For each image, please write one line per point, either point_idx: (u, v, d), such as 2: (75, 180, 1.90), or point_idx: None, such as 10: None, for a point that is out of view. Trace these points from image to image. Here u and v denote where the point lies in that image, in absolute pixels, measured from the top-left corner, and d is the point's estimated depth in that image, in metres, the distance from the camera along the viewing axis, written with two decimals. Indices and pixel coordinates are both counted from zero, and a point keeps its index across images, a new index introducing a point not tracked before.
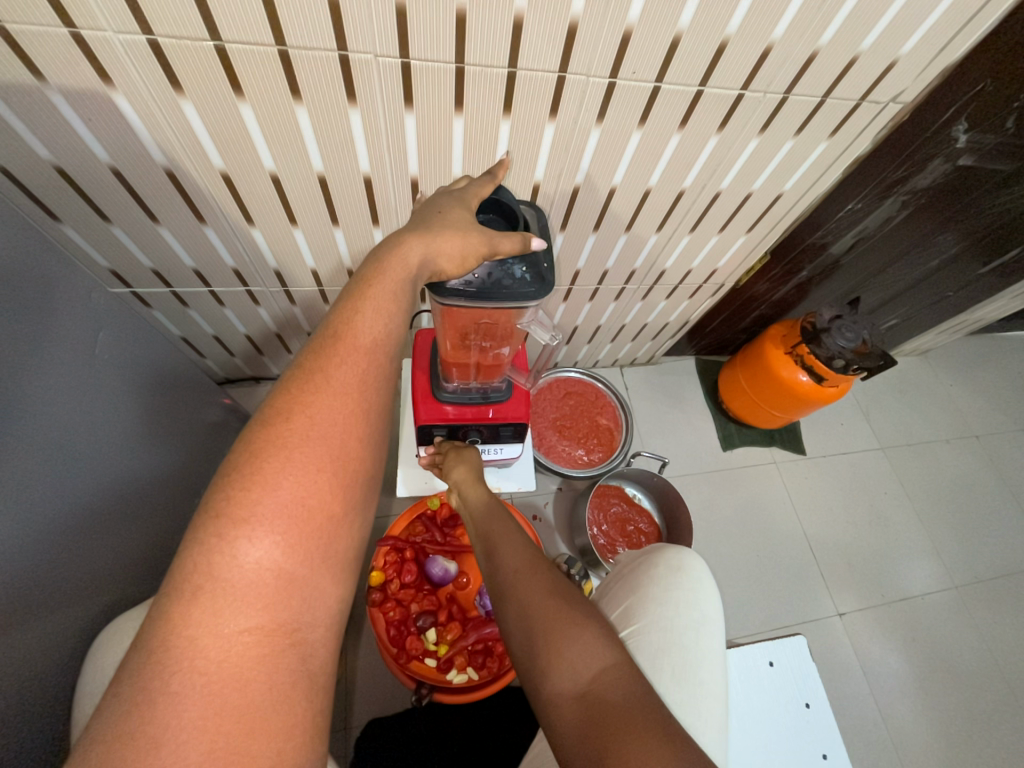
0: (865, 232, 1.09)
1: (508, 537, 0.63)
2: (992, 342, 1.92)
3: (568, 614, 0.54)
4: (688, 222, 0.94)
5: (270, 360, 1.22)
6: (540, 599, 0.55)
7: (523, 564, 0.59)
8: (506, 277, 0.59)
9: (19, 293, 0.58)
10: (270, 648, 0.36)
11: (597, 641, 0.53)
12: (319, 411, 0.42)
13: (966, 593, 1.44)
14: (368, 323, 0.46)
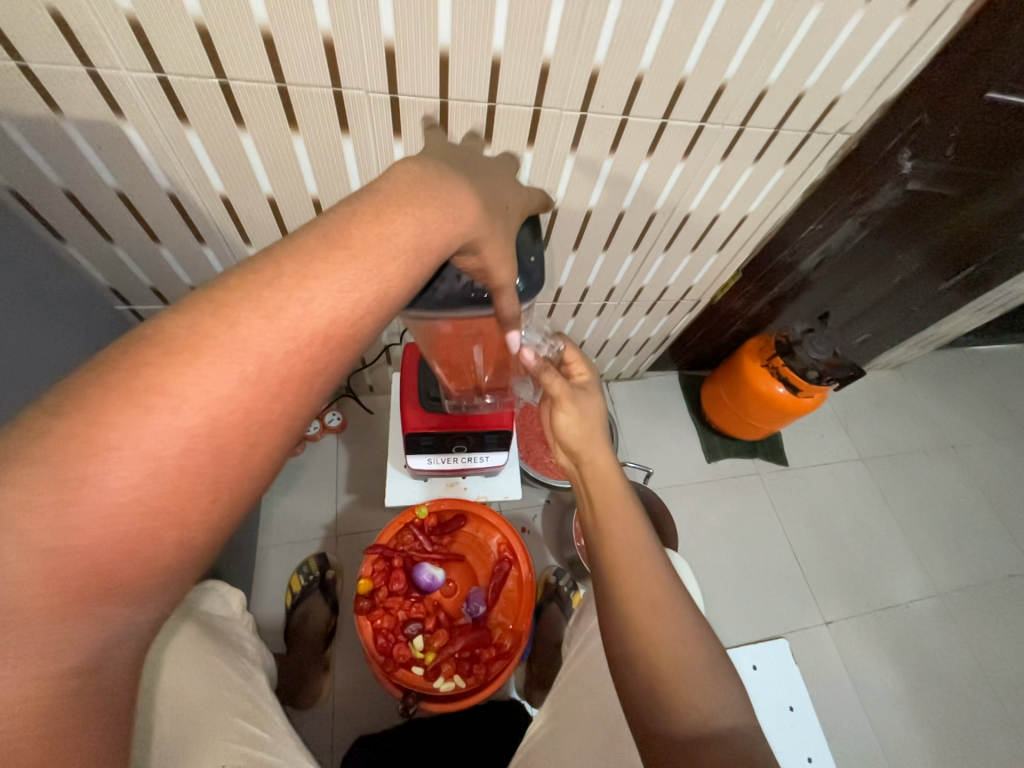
0: (829, 251, 1.16)
1: (634, 542, 0.54)
2: (962, 356, 2.00)
3: (705, 665, 0.48)
4: (662, 241, 1.00)
5: None
6: (675, 633, 0.49)
7: (656, 587, 0.51)
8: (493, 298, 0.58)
9: None
10: (70, 634, 0.28)
11: (727, 691, 0.47)
12: (270, 343, 0.34)
13: (950, 600, 1.46)
14: (341, 261, 0.36)
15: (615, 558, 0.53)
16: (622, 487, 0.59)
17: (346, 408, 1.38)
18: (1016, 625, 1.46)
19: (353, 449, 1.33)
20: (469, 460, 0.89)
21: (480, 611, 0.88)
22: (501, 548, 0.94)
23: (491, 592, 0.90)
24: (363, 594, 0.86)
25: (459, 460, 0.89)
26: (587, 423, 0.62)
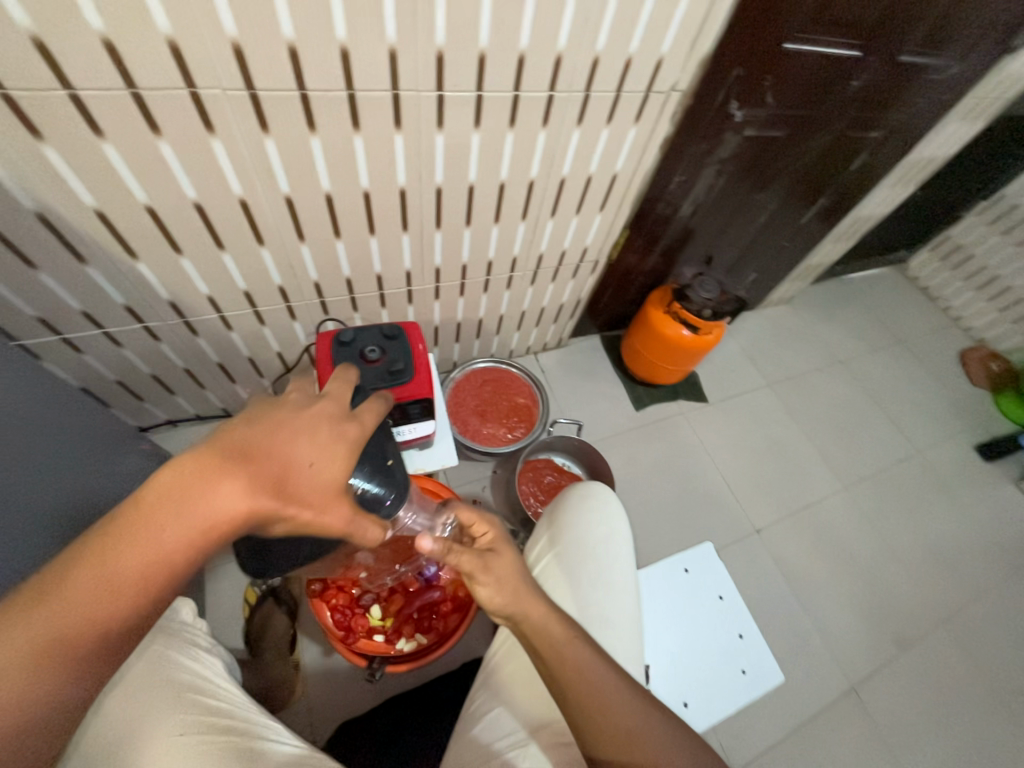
0: (698, 200, 1.31)
1: (588, 674, 0.64)
2: (841, 284, 2.28)
3: (659, 729, 0.62)
4: (547, 207, 1.09)
5: (182, 397, 1.23)
6: (636, 727, 0.61)
7: (612, 698, 0.63)
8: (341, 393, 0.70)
9: None
10: None
11: (673, 737, 0.62)
12: (95, 593, 0.42)
13: (856, 491, 1.68)
14: (149, 532, 0.44)
15: (578, 703, 0.63)
16: (563, 622, 0.68)
17: None
18: (910, 501, 1.70)
19: None
20: (398, 433, 0.94)
21: (433, 572, 0.92)
22: None
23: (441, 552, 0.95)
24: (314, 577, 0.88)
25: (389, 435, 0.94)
26: (515, 587, 0.69)
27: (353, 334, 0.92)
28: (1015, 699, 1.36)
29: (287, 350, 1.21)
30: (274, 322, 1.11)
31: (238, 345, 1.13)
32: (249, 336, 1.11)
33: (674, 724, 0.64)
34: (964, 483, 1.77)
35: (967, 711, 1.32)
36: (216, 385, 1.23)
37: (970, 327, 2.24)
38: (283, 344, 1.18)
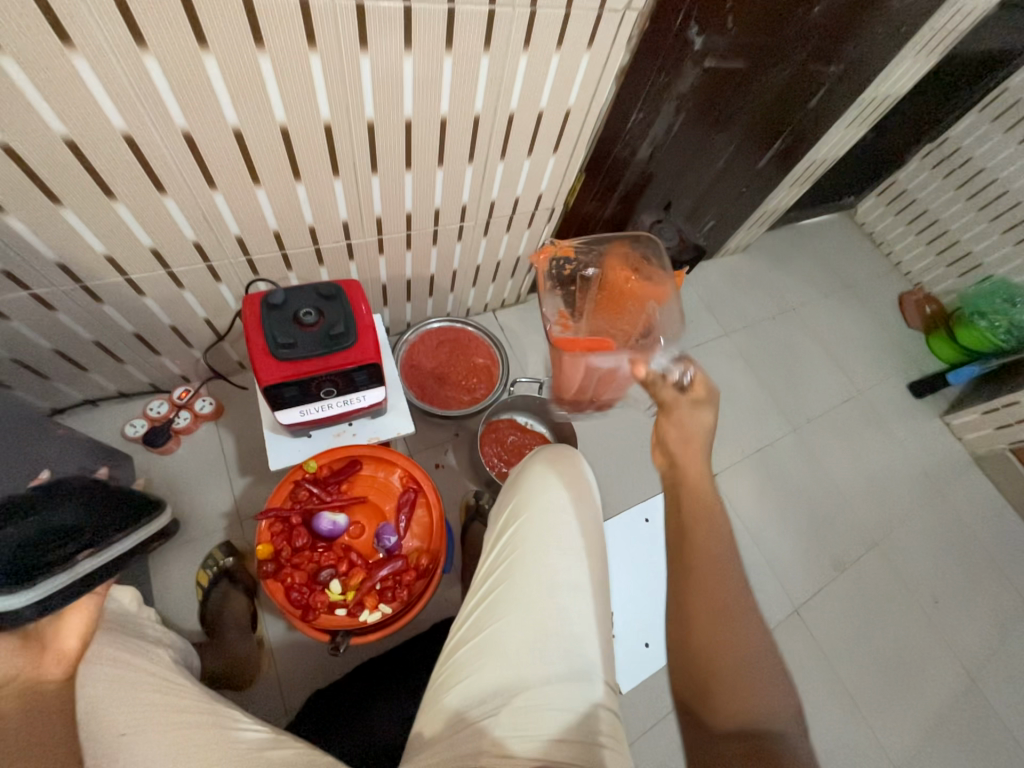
0: (657, 140, 1.23)
1: (724, 555, 0.71)
2: (794, 230, 2.30)
3: (767, 656, 0.66)
4: (496, 148, 0.99)
5: (99, 374, 1.11)
6: (750, 641, 0.66)
7: (743, 596, 0.69)
8: (50, 541, 0.74)
9: None
10: None
11: (784, 690, 0.66)
12: None
13: (803, 430, 1.78)
14: None
15: (709, 571, 0.69)
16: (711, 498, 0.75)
17: (217, 392, 1.28)
18: (849, 435, 1.82)
19: (237, 431, 1.25)
20: (344, 403, 0.88)
21: (393, 542, 0.90)
22: (404, 479, 0.96)
23: (402, 522, 0.92)
24: (265, 558, 0.83)
25: (335, 405, 0.87)
26: (687, 435, 0.79)
27: (284, 296, 0.82)
28: (930, 605, 1.54)
29: (215, 316, 1.09)
30: (194, 284, 0.99)
31: (154, 312, 1.01)
32: (166, 300, 0.99)
33: (788, 682, 0.67)
34: (898, 419, 1.91)
35: (891, 620, 1.48)
36: (136, 359, 1.11)
37: (909, 271, 2.33)
38: (210, 310, 1.07)
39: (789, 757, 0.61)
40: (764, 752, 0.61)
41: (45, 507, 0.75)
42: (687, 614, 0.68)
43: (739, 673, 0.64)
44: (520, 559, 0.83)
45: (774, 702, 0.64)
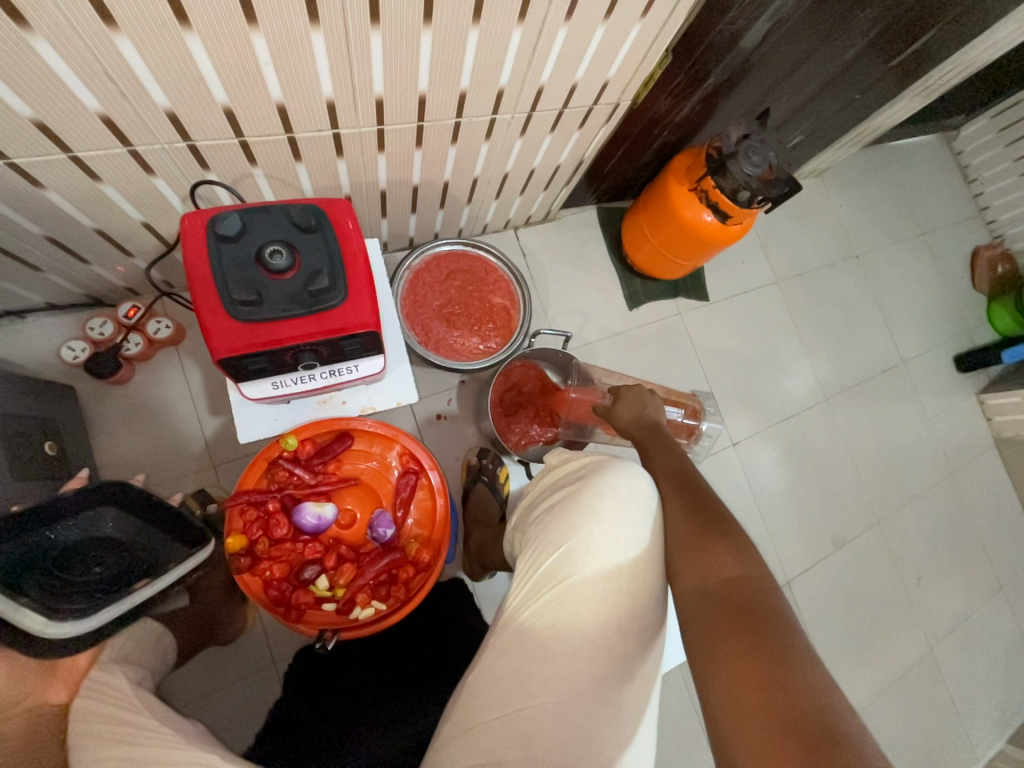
0: (782, 13, 0.88)
1: (666, 448, 0.78)
2: (882, 153, 1.89)
3: (716, 530, 0.63)
4: (562, 3, 0.66)
5: (11, 284, 0.86)
6: (690, 515, 0.66)
7: (684, 479, 0.71)
8: (91, 558, 0.60)
9: None
10: None
11: (738, 555, 0.60)
12: None
13: (834, 400, 1.64)
14: None
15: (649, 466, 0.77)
16: (673, 444, 0.80)
17: (175, 311, 1.04)
18: (880, 408, 1.69)
19: (203, 362, 1.04)
20: (331, 374, 0.68)
21: (390, 533, 0.78)
22: (403, 459, 0.81)
23: (400, 510, 0.79)
24: (239, 550, 0.71)
25: (319, 377, 0.68)
26: (636, 418, 0.86)
27: (240, 222, 0.57)
28: (913, 581, 1.57)
29: (156, 221, 0.82)
30: (117, 177, 0.70)
31: (67, 211, 0.74)
32: (78, 196, 0.71)
33: (745, 552, 0.60)
34: (934, 394, 1.77)
35: (874, 595, 1.52)
36: (59, 268, 0.86)
37: (994, 219, 1.97)
38: (148, 212, 0.79)
39: (762, 600, 0.55)
40: (740, 600, 0.56)
41: (85, 516, 0.59)
42: (658, 516, 0.69)
43: (701, 537, 0.63)
44: (563, 610, 0.62)
45: (747, 556, 0.60)
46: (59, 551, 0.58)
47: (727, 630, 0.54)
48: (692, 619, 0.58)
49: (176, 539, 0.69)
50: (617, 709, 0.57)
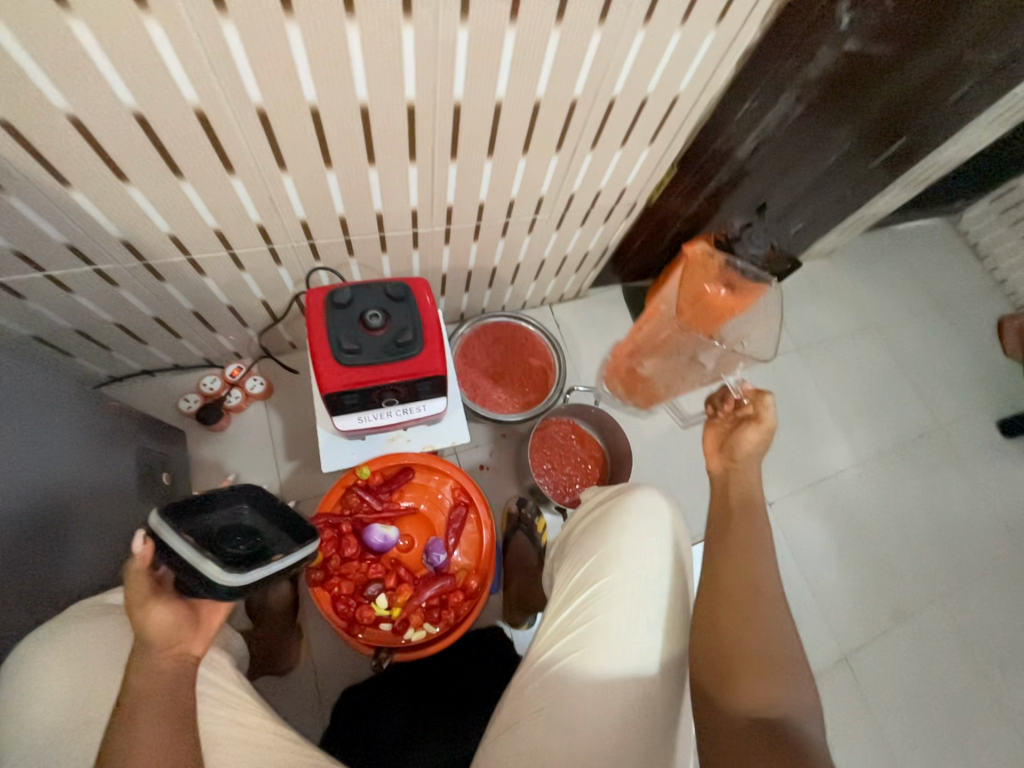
0: (766, 134, 1.10)
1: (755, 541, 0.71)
2: (888, 236, 2.05)
3: (779, 660, 0.62)
4: (587, 139, 0.89)
5: (156, 348, 1.10)
6: (757, 630, 0.64)
7: (759, 585, 0.67)
8: (235, 539, 0.64)
9: None
10: None
11: (795, 695, 0.60)
12: None
13: (872, 465, 1.63)
14: None
15: (730, 551, 0.70)
16: (761, 516, 0.74)
17: (268, 371, 1.25)
18: (925, 474, 1.65)
19: (285, 414, 1.23)
20: (404, 412, 0.83)
21: (443, 560, 0.86)
22: (455, 493, 0.92)
23: (451, 538, 0.88)
24: (315, 566, 0.82)
25: (394, 413, 0.82)
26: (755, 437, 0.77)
27: (351, 294, 0.76)
28: (993, 671, 1.42)
29: (271, 299, 1.05)
30: (255, 268, 0.94)
31: (214, 292, 0.97)
32: (225, 282, 0.95)
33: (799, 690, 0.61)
34: (983, 462, 1.72)
35: (950, 682, 1.38)
36: (191, 334, 1.08)
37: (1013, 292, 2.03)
38: (268, 293, 1.03)
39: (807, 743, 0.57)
40: (792, 741, 0.57)
41: (224, 510, 0.66)
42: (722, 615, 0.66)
43: (765, 664, 0.62)
44: (597, 612, 0.69)
45: (799, 697, 0.60)
46: (212, 532, 0.63)
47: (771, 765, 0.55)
48: (730, 735, 0.59)
49: (291, 532, 0.69)
50: (640, 718, 0.65)
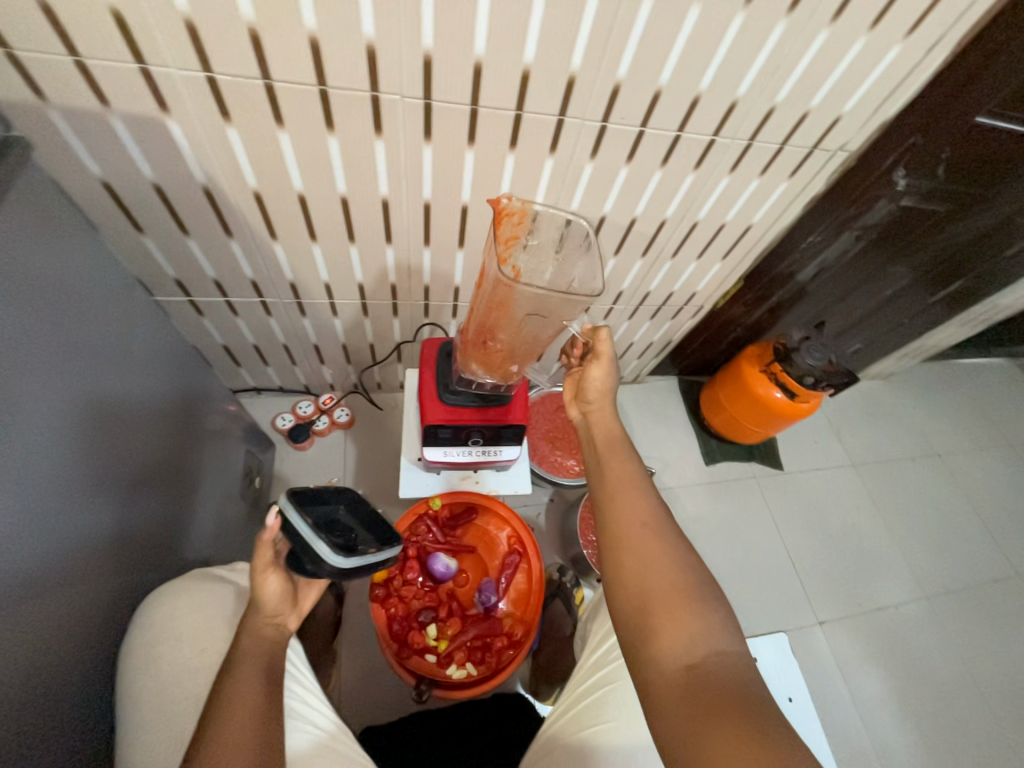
0: (825, 263, 1.24)
1: (627, 478, 0.69)
2: (948, 367, 2.07)
3: (682, 591, 0.59)
4: (670, 248, 1.05)
5: (273, 371, 1.28)
6: (655, 571, 0.60)
7: (645, 516, 0.65)
8: (340, 528, 0.69)
9: (78, 300, 0.61)
10: None
11: (715, 624, 0.57)
12: None
13: (937, 603, 1.51)
14: None
15: (612, 498, 0.68)
16: (627, 445, 0.75)
17: (354, 404, 1.40)
18: (999, 624, 1.51)
19: (360, 445, 1.35)
20: (482, 454, 0.92)
21: (492, 602, 0.91)
22: (511, 540, 0.97)
23: (502, 583, 0.93)
24: (378, 582, 0.88)
25: (474, 453, 0.92)
26: (604, 390, 0.78)
27: None
28: None
29: (379, 343, 1.22)
30: (377, 316, 1.12)
31: (336, 331, 1.16)
32: (349, 324, 1.13)
33: (724, 622, 0.57)
34: None
35: None
36: (305, 363, 1.26)
37: None
38: (378, 338, 1.20)
39: (735, 678, 0.52)
40: (723, 681, 0.52)
41: (331, 503, 0.72)
42: (613, 562, 0.64)
43: (672, 600, 0.58)
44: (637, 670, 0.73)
45: (720, 627, 0.57)
46: (322, 517, 0.69)
47: (700, 716, 0.50)
48: (659, 697, 0.54)
49: (387, 530, 0.73)
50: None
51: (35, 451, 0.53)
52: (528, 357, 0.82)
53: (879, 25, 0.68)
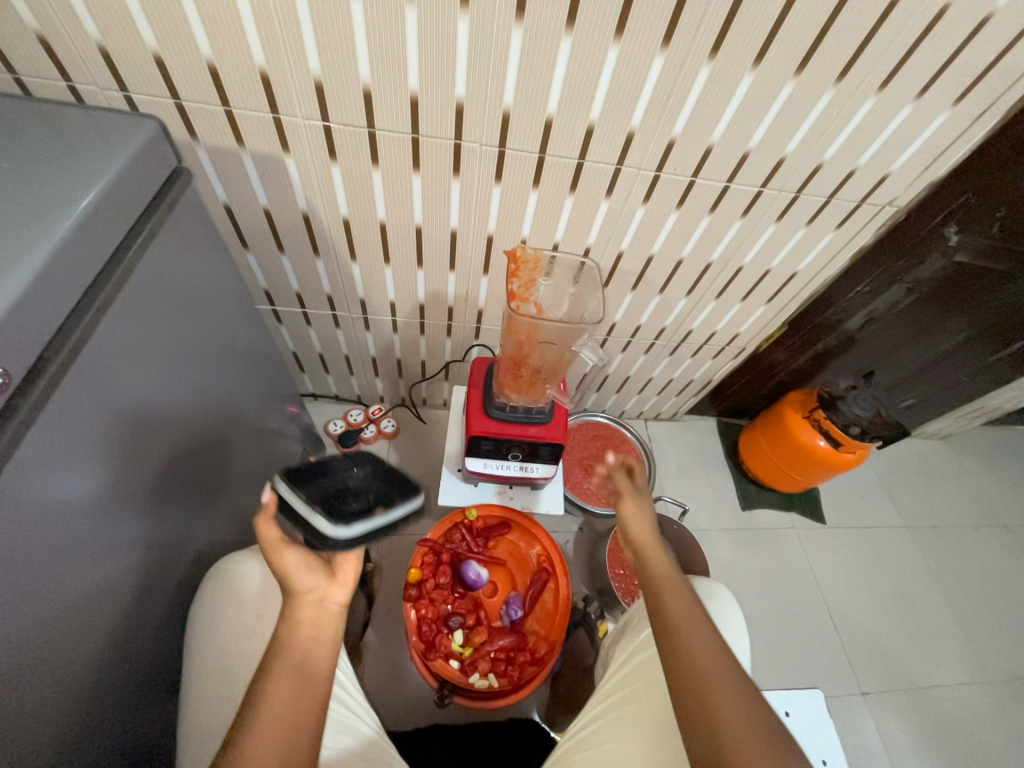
0: (876, 313, 1.23)
1: (687, 613, 0.65)
2: (1015, 433, 1.94)
3: (761, 742, 0.55)
4: (714, 289, 1.09)
5: (332, 379, 1.39)
6: (733, 717, 0.56)
7: (710, 654, 0.61)
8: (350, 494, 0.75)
9: (195, 302, 0.72)
10: None
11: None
12: None
13: (1001, 690, 1.37)
14: None
15: (676, 637, 0.63)
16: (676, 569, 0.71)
17: (400, 416, 1.48)
18: None
19: (402, 455, 1.43)
20: (520, 469, 0.97)
21: (518, 617, 0.92)
22: (540, 558, 0.99)
23: (529, 600, 0.94)
24: (411, 582, 0.92)
25: (512, 467, 0.97)
26: (648, 522, 0.75)
27: None
28: None
29: (431, 361, 1.31)
30: (432, 335, 1.21)
31: (394, 347, 1.26)
32: (406, 341, 1.23)
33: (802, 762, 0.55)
34: None
35: None
36: (361, 374, 1.36)
37: None
38: (430, 355, 1.29)
39: None
40: None
41: (344, 469, 0.78)
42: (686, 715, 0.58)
43: (753, 751, 0.54)
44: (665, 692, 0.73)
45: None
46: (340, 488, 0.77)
47: None
48: None
49: (397, 492, 0.77)
50: None
51: (132, 443, 0.61)
52: (555, 375, 0.94)
53: (925, 95, 0.73)
